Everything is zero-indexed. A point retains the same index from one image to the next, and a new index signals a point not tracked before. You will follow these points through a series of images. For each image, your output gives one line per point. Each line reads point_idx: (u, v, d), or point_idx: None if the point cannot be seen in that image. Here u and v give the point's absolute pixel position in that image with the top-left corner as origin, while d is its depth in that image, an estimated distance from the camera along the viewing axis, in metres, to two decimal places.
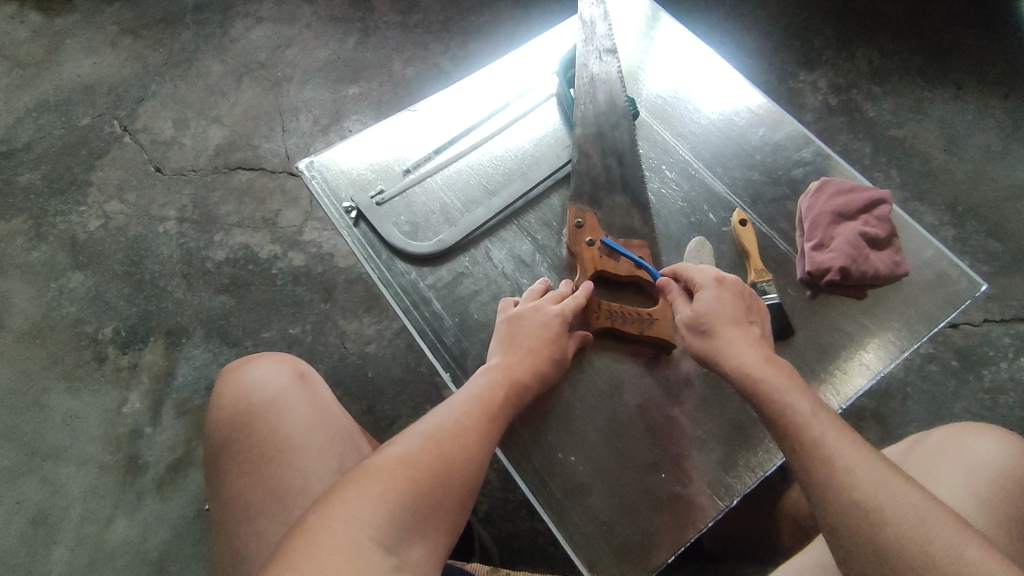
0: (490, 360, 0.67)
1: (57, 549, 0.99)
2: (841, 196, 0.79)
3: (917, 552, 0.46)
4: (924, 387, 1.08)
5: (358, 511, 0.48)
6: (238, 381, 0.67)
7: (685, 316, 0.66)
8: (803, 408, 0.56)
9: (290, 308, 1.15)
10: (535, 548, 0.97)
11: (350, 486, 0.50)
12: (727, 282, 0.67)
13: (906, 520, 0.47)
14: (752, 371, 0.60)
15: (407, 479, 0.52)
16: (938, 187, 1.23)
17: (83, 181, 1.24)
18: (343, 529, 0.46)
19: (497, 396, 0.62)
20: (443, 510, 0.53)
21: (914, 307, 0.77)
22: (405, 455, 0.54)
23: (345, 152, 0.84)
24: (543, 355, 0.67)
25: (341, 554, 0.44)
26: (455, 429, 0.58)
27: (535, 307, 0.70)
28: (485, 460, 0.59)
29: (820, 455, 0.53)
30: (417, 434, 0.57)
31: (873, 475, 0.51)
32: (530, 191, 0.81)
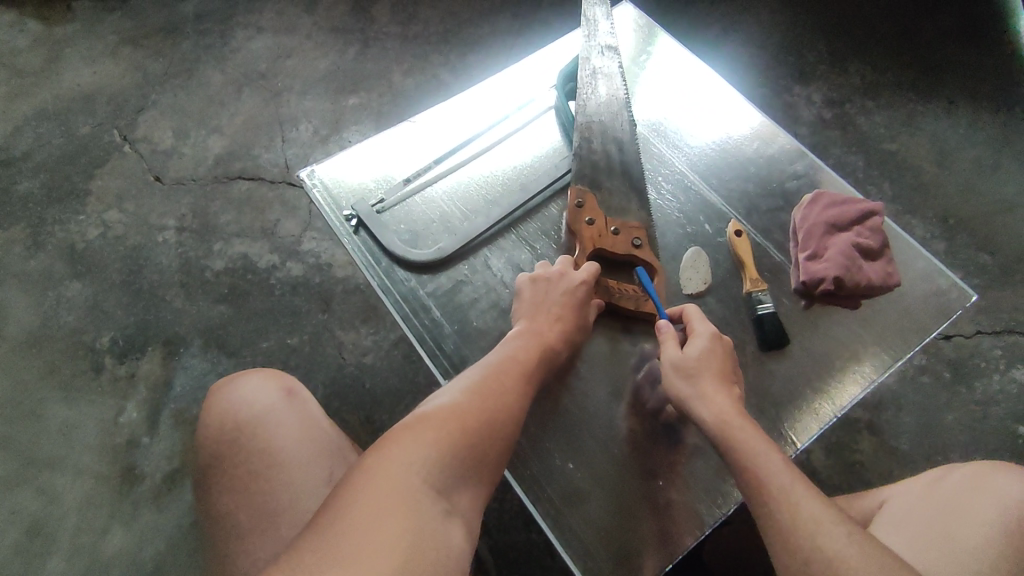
0: (518, 325, 0.70)
1: (52, 560, 0.98)
2: (835, 208, 0.80)
3: None
4: (917, 398, 1.09)
5: (412, 455, 0.50)
6: (228, 397, 0.66)
7: (672, 355, 0.67)
8: (774, 459, 0.58)
9: (288, 318, 1.16)
10: (531, 559, 0.97)
11: (403, 433, 0.52)
12: (722, 340, 0.69)
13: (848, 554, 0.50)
14: (728, 420, 0.61)
15: (456, 428, 0.54)
16: (929, 201, 1.26)
17: (82, 189, 1.25)
18: (398, 472, 0.48)
19: (531, 358, 0.65)
20: (486, 461, 0.55)
21: (907, 317, 0.79)
22: (453, 406, 0.56)
23: (345, 162, 0.85)
24: (571, 320, 0.71)
25: (398, 493, 0.46)
26: (496, 386, 0.60)
27: (561, 270, 0.74)
28: (522, 414, 0.61)
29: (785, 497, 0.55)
30: (460, 389, 0.59)
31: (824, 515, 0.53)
32: (529, 200, 0.83)
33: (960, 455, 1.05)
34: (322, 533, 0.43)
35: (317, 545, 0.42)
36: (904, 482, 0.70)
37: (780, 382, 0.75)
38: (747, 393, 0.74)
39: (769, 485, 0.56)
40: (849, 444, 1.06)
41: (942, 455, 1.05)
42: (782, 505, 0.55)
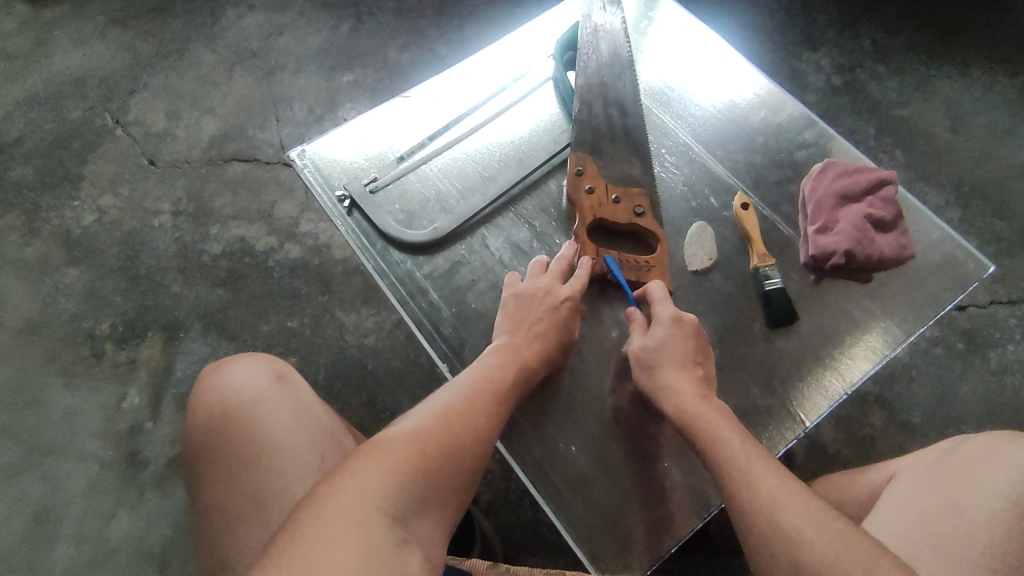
0: (497, 339, 0.68)
1: (60, 546, 0.98)
2: (846, 178, 0.77)
3: (794, 546, 0.49)
4: (929, 370, 1.07)
5: (366, 482, 0.47)
6: (218, 383, 0.65)
7: (637, 345, 0.67)
8: (732, 437, 0.58)
9: (287, 301, 1.14)
10: (538, 537, 0.96)
11: (359, 458, 0.49)
12: (685, 322, 0.68)
13: (795, 518, 0.51)
14: (687, 408, 0.62)
15: (417, 454, 0.51)
16: (944, 168, 1.21)
17: (76, 174, 1.23)
18: (350, 500, 0.45)
19: (506, 377, 0.62)
20: (450, 487, 0.52)
21: (920, 290, 0.76)
22: (416, 429, 0.53)
23: (337, 141, 0.82)
24: (552, 338, 0.68)
25: (350, 523, 0.43)
26: (465, 407, 0.57)
27: (546, 287, 0.70)
28: (492, 437, 0.58)
29: (739, 468, 0.55)
30: (426, 411, 0.56)
31: (772, 480, 0.54)
32: (527, 176, 0.80)
33: (973, 427, 1.03)
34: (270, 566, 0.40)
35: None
36: (913, 455, 0.67)
37: (788, 359, 0.73)
38: (753, 371, 0.73)
39: (729, 461, 0.56)
40: (860, 418, 1.04)
41: (955, 427, 1.03)
42: (735, 473, 0.55)
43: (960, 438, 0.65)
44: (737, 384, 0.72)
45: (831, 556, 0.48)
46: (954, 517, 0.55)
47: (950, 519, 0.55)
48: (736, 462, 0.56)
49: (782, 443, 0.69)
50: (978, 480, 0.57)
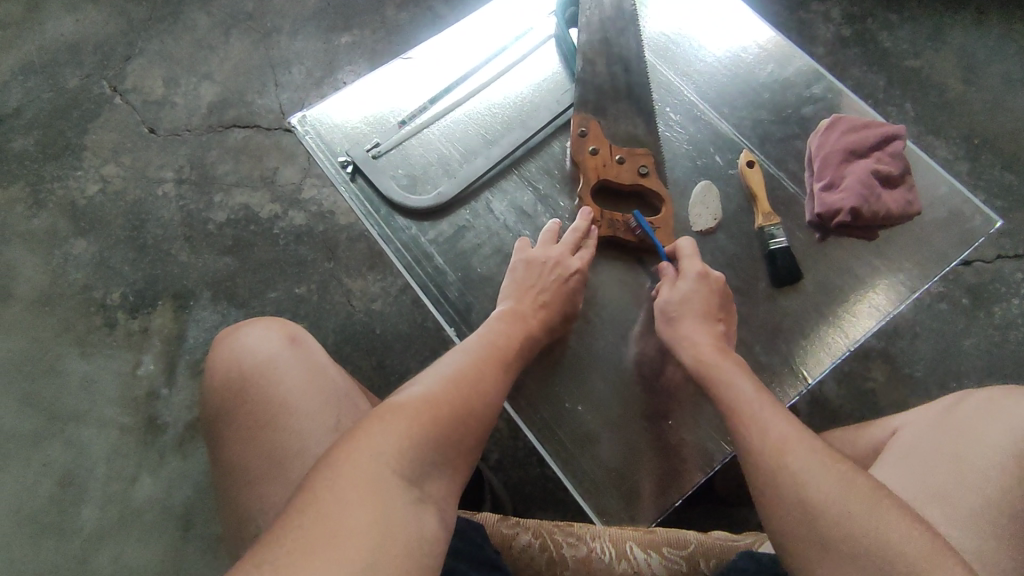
0: (501, 306, 0.69)
1: (86, 507, 1.02)
2: (853, 133, 0.76)
3: (795, 483, 0.51)
4: (933, 325, 1.07)
5: (381, 444, 0.47)
6: (233, 347, 0.66)
7: (661, 298, 0.70)
8: (743, 388, 0.60)
9: (294, 268, 1.15)
10: (547, 493, 0.99)
11: (372, 422, 0.49)
12: (711, 279, 0.69)
13: (799, 457, 0.52)
14: (706, 360, 0.64)
15: (429, 417, 0.51)
16: (954, 121, 1.19)
17: (77, 144, 1.22)
18: (366, 462, 0.45)
19: (512, 347, 0.63)
20: (462, 450, 0.52)
21: (926, 246, 0.76)
22: (427, 395, 0.53)
23: (337, 105, 0.81)
24: (557, 309, 0.69)
25: (367, 484, 0.43)
26: (473, 373, 0.58)
27: (558, 256, 0.71)
28: (499, 403, 0.59)
29: (749, 416, 0.57)
30: (435, 377, 0.56)
31: (778, 425, 0.55)
32: (530, 138, 0.79)
33: (974, 380, 1.04)
34: (291, 529, 0.40)
35: (284, 544, 0.39)
36: (918, 409, 0.67)
37: (791, 317, 0.74)
38: (757, 329, 0.73)
39: (739, 410, 0.58)
40: (862, 373, 1.05)
41: (957, 381, 1.04)
42: (744, 420, 0.57)
43: (966, 391, 0.65)
44: (741, 342, 0.73)
45: (830, 490, 0.49)
46: (952, 469, 0.56)
47: (948, 470, 0.56)
48: (746, 409, 0.58)
49: (785, 400, 0.70)
50: (979, 432, 0.57)
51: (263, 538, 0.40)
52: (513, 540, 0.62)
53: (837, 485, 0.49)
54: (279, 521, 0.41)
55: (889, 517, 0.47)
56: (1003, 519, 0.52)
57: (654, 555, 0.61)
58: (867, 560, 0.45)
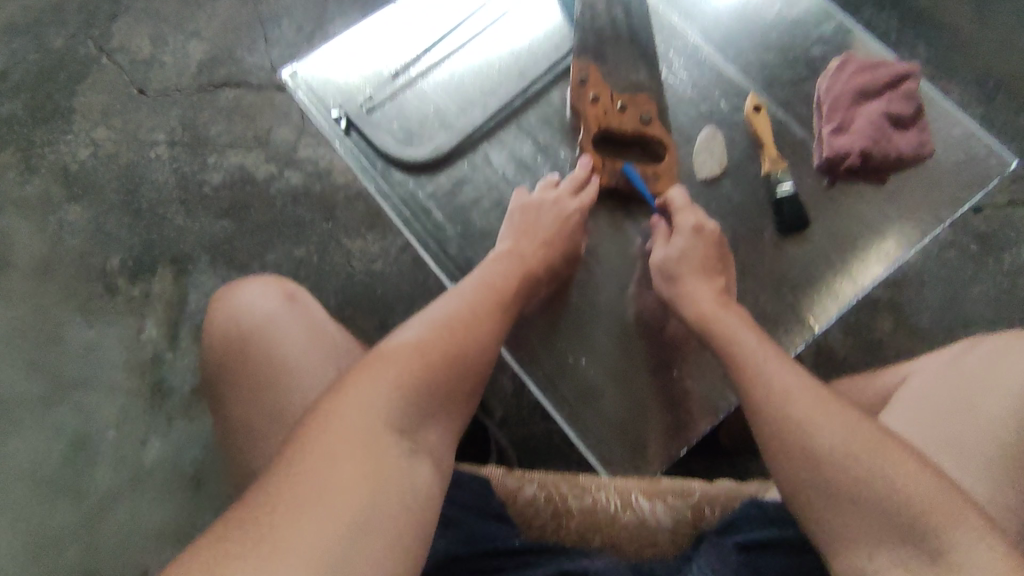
0: (499, 247, 0.68)
1: (99, 470, 1.04)
2: (865, 73, 0.73)
3: (799, 434, 0.50)
4: (941, 274, 1.06)
5: (372, 395, 0.46)
6: (230, 306, 0.66)
7: (657, 255, 0.68)
8: (749, 340, 0.59)
9: (292, 229, 1.13)
10: (551, 447, 1.00)
11: (363, 371, 0.48)
12: (706, 232, 0.68)
13: (807, 408, 0.51)
14: (708, 317, 0.63)
15: (422, 365, 0.49)
16: (969, 62, 1.15)
17: (66, 108, 1.19)
18: (357, 413, 0.44)
19: (510, 285, 0.62)
20: (457, 397, 0.52)
21: (938, 189, 0.74)
22: (419, 341, 0.52)
23: (328, 57, 0.78)
24: (556, 245, 0.68)
25: (357, 437, 0.43)
26: (469, 318, 0.56)
27: (557, 198, 0.70)
28: (496, 347, 0.57)
29: (756, 367, 0.56)
30: (428, 321, 0.54)
31: (784, 374, 0.54)
32: (529, 88, 0.77)
33: (981, 328, 1.04)
34: (280, 484, 0.40)
35: (274, 500, 0.39)
36: (929, 355, 0.67)
37: (798, 265, 0.73)
38: (763, 279, 0.72)
39: (745, 360, 0.57)
40: (868, 323, 1.04)
41: (963, 329, 1.04)
42: (751, 371, 0.56)
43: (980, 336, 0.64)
44: (746, 293, 0.72)
45: (836, 442, 0.48)
46: (966, 417, 0.55)
47: (962, 419, 0.55)
48: (752, 359, 0.57)
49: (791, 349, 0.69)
50: (994, 377, 0.56)
51: (254, 490, 0.40)
52: (519, 492, 0.62)
53: (843, 431, 0.49)
54: (267, 475, 0.41)
55: (897, 460, 0.46)
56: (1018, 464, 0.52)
57: (660, 504, 0.62)
58: (875, 505, 0.45)
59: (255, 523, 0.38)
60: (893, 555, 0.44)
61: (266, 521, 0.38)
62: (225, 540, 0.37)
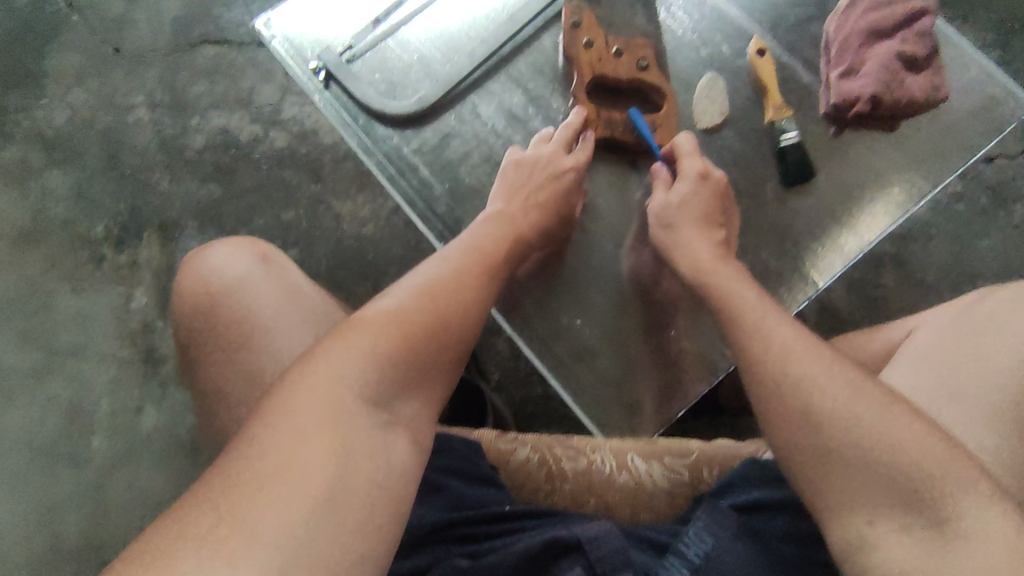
0: (491, 207, 0.64)
1: (95, 440, 1.03)
2: (878, 10, 0.68)
3: (800, 398, 0.47)
4: (949, 227, 1.03)
5: (345, 367, 0.43)
6: (200, 268, 0.63)
7: (656, 203, 0.65)
8: (747, 296, 0.55)
9: (280, 193, 1.10)
10: (549, 410, 0.99)
11: (336, 339, 0.45)
12: (711, 179, 0.65)
13: (809, 369, 0.48)
14: (705, 268, 0.59)
15: (400, 335, 0.46)
16: (983, 3, 1.09)
17: (38, 70, 1.14)
18: (329, 386, 0.42)
19: (499, 251, 0.59)
20: (439, 367, 0.49)
21: (952, 135, 0.70)
22: (398, 308, 0.48)
23: (304, 5, 0.73)
24: (550, 210, 0.65)
25: (328, 412, 0.41)
26: (453, 283, 0.53)
27: (550, 154, 0.66)
28: (483, 314, 0.54)
29: (754, 326, 0.52)
30: (409, 287, 0.51)
31: (783, 332, 0.51)
32: (518, 33, 0.72)
33: (989, 282, 1.01)
34: (241, 459, 0.38)
35: (234, 476, 0.37)
36: (934, 309, 0.64)
37: (802, 218, 0.69)
38: (766, 232, 0.69)
39: (743, 318, 0.54)
40: (872, 279, 1.02)
41: (970, 283, 1.01)
42: (749, 329, 0.52)
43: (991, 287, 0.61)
44: (748, 247, 0.69)
45: (841, 407, 0.46)
46: (973, 371, 0.53)
47: (969, 372, 0.53)
48: (751, 316, 0.53)
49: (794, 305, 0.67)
50: (1005, 331, 0.54)
51: (218, 466, 0.39)
52: (512, 455, 0.61)
53: (846, 393, 0.46)
54: (231, 450, 0.39)
55: (902, 420, 0.44)
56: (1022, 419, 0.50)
57: (656, 465, 0.60)
58: (879, 469, 0.43)
59: (213, 502, 0.36)
60: (894, 520, 0.42)
61: (228, 500, 0.36)
62: (182, 518, 0.36)
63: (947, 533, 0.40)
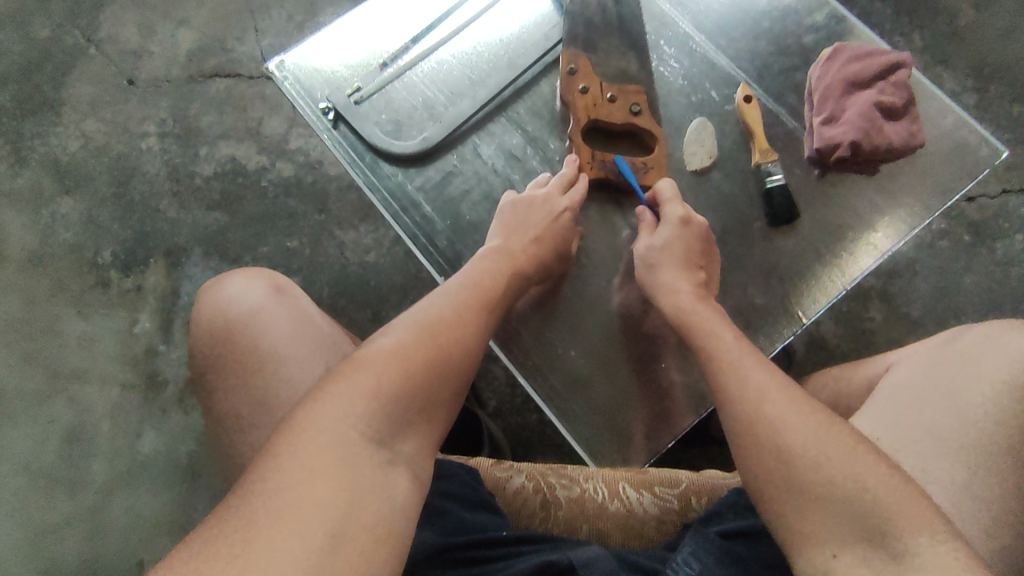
0: (490, 243, 0.67)
1: (94, 462, 1.04)
2: (856, 63, 0.72)
3: (774, 438, 0.50)
4: (933, 263, 1.06)
5: (349, 406, 0.46)
6: (216, 297, 0.66)
7: (640, 245, 0.68)
8: (724, 338, 0.59)
9: (285, 222, 1.13)
10: (545, 437, 1.00)
11: (340, 379, 0.48)
12: (693, 225, 0.68)
13: (784, 411, 0.51)
14: (687, 309, 0.63)
15: (401, 373, 0.49)
16: (964, 50, 1.14)
17: (54, 99, 1.18)
18: (334, 425, 0.44)
19: (498, 284, 0.62)
20: (438, 404, 0.51)
21: (929, 180, 0.74)
22: (399, 345, 0.51)
23: (316, 48, 0.78)
24: (547, 245, 0.67)
25: (333, 450, 0.43)
26: (452, 320, 0.56)
27: (546, 195, 0.69)
28: (481, 350, 0.57)
29: (731, 368, 0.56)
30: (409, 324, 0.54)
31: (757, 374, 0.54)
32: (518, 78, 0.76)
33: (973, 317, 1.04)
34: (253, 496, 0.40)
35: (245, 515, 0.39)
36: (914, 346, 0.67)
37: (788, 257, 0.73)
38: (753, 270, 0.72)
39: (722, 360, 0.57)
40: (860, 313, 1.05)
41: (955, 318, 1.04)
42: (727, 371, 0.56)
43: (965, 326, 0.64)
44: (735, 284, 0.72)
45: (813, 449, 0.48)
46: (946, 408, 0.55)
47: (940, 407, 0.56)
48: (728, 359, 0.57)
49: (778, 341, 0.70)
50: (976, 368, 0.57)
51: (230, 502, 0.41)
52: (508, 484, 0.63)
53: (815, 433, 0.49)
54: (242, 487, 0.41)
55: (864, 463, 0.47)
56: (994, 453, 0.52)
57: (647, 494, 0.62)
58: (841, 506, 0.46)
59: (226, 535, 0.38)
60: (856, 556, 0.44)
61: (240, 535, 0.38)
62: (196, 552, 0.38)
63: (902, 565, 0.43)
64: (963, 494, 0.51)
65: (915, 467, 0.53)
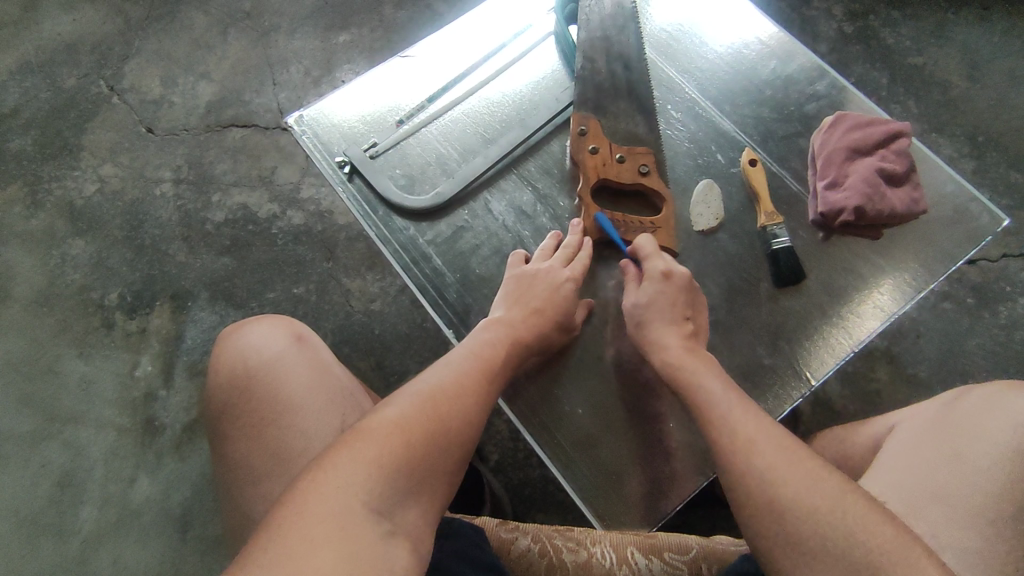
0: (495, 314, 0.68)
1: (84, 509, 1.02)
2: (857, 131, 0.75)
3: (764, 484, 0.50)
4: (937, 325, 1.06)
5: (351, 477, 0.45)
6: (235, 345, 0.66)
7: (629, 300, 0.68)
8: (711, 386, 0.59)
9: (292, 268, 1.14)
10: (545, 494, 0.98)
11: (342, 449, 0.47)
12: (676, 278, 0.67)
13: (773, 461, 0.51)
14: (678, 360, 0.62)
15: (403, 443, 0.49)
16: (958, 118, 1.17)
17: (74, 144, 1.21)
18: (333, 496, 0.44)
19: (501, 352, 0.62)
20: (439, 474, 0.50)
21: (932, 245, 0.75)
22: (402, 415, 0.51)
23: (335, 105, 0.81)
24: (548, 314, 0.67)
25: (333, 521, 0.42)
26: (454, 389, 0.55)
27: (549, 267, 0.69)
28: (482, 419, 0.57)
29: (716, 417, 0.56)
30: (412, 393, 0.54)
31: (743, 422, 0.55)
32: (529, 137, 0.78)
33: (980, 379, 1.03)
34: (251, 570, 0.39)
35: None
36: (916, 406, 0.67)
37: (796, 318, 0.73)
38: (759, 330, 0.72)
39: (715, 407, 0.57)
40: (866, 373, 1.04)
41: (961, 380, 1.03)
42: (715, 419, 0.56)
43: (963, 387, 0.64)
44: (745, 344, 0.72)
45: (806, 494, 0.48)
46: (954, 471, 0.54)
47: (946, 471, 0.55)
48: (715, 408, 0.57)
49: (789, 402, 0.70)
50: (980, 432, 0.56)
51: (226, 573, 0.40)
52: (513, 545, 0.62)
53: (805, 481, 0.49)
54: (241, 560, 0.40)
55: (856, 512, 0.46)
56: (1003, 519, 0.51)
57: (656, 561, 0.61)
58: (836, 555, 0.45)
59: None
60: None
61: None
62: None
63: None
64: (979, 560, 0.49)
65: (926, 533, 0.51)
